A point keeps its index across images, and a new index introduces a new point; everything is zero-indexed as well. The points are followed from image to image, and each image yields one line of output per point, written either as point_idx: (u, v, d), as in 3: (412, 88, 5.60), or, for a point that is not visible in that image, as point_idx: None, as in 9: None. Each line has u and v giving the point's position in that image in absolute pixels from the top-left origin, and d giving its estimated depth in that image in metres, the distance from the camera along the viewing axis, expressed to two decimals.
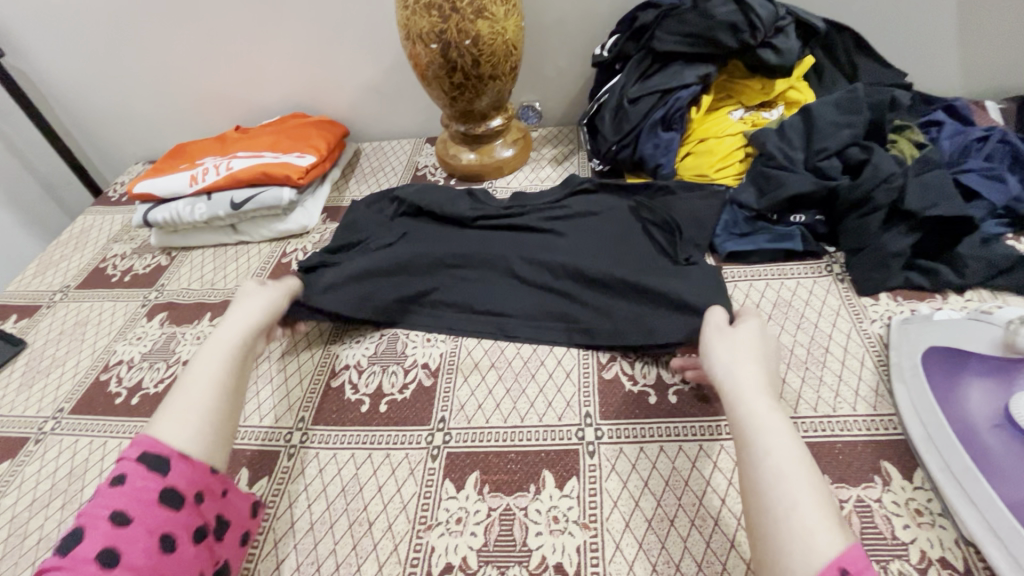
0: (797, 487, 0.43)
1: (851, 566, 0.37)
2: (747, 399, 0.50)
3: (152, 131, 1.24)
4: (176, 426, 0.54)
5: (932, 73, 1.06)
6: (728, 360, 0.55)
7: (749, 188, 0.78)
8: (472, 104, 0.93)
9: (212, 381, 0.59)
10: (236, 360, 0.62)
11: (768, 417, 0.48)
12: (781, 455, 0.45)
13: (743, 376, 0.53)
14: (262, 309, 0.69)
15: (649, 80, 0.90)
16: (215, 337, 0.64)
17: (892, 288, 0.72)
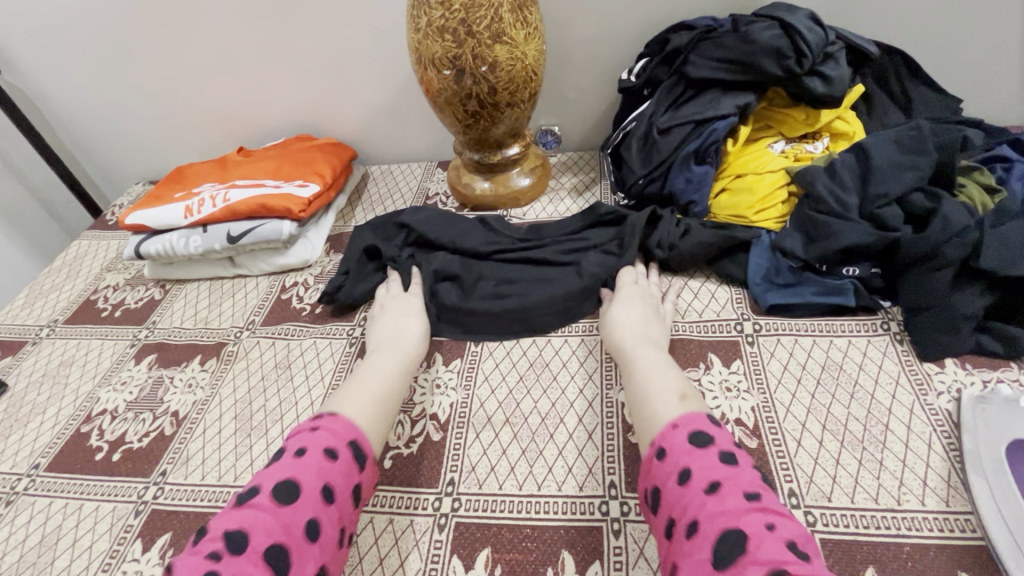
0: (658, 386, 0.56)
1: (681, 421, 0.50)
2: (629, 344, 0.64)
3: (153, 150, 1.19)
4: (357, 408, 0.58)
5: (991, 99, 0.97)
6: (618, 314, 0.69)
7: (794, 234, 0.70)
8: (488, 132, 0.86)
9: (377, 394, 0.61)
10: (401, 382, 0.65)
11: (642, 349, 0.63)
12: (642, 369, 0.60)
13: (628, 327, 0.66)
14: (420, 347, 0.71)
15: (681, 109, 0.83)
16: (381, 353, 0.68)
17: (960, 355, 0.63)
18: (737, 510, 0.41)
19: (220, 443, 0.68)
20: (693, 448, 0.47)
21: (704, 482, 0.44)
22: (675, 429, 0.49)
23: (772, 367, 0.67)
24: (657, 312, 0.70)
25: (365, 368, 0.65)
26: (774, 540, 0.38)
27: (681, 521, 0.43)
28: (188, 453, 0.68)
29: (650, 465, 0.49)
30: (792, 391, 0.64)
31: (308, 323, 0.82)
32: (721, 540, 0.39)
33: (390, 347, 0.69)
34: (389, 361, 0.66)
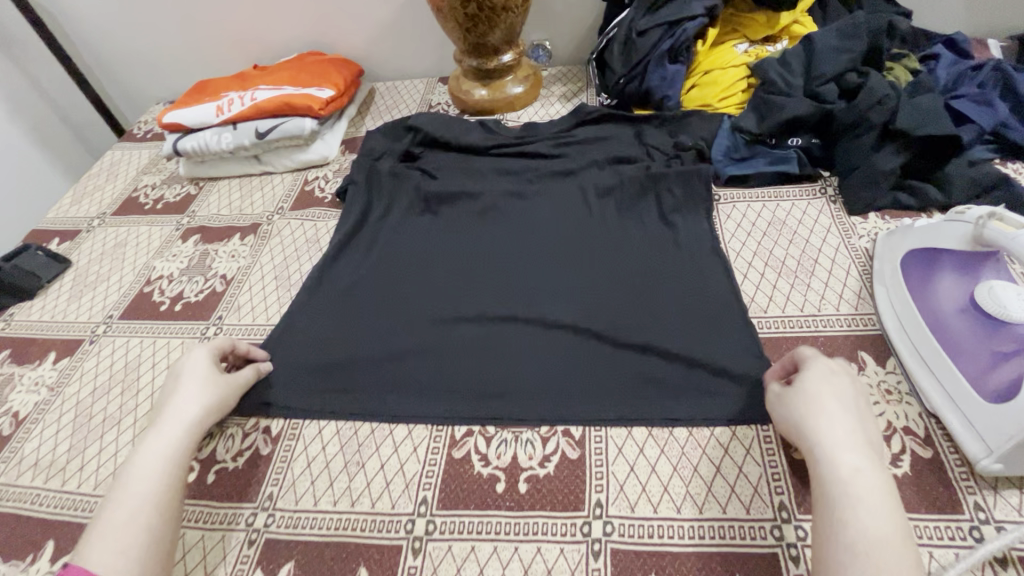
0: (903, 574, 0.40)
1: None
2: (857, 471, 0.46)
3: (172, 70, 1.27)
4: (111, 552, 0.47)
5: (937, 13, 1.08)
6: (832, 413, 0.50)
7: (749, 114, 0.82)
8: (485, 37, 0.97)
9: (138, 509, 0.50)
10: (177, 475, 0.54)
11: (856, 480, 0.45)
12: (855, 501, 0.44)
13: (839, 433, 0.48)
14: (202, 402, 0.59)
15: (657, 12, 0.93)
16: (156, 433, 0.56)
17: (880, 208, 0.76)
18: None
19: (265, 296, 0.81)
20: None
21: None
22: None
23: (726, 225, 0.80)
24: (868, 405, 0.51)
25: (133, 465, 0.53)
26: None
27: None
28: (239, 302, 0.81)
29: None
30: (742, 240, 0.78)
31: (330, 209, 0.93)
32: None
33: (155, 423, 0.57)
34: (154, 452, 0.54)
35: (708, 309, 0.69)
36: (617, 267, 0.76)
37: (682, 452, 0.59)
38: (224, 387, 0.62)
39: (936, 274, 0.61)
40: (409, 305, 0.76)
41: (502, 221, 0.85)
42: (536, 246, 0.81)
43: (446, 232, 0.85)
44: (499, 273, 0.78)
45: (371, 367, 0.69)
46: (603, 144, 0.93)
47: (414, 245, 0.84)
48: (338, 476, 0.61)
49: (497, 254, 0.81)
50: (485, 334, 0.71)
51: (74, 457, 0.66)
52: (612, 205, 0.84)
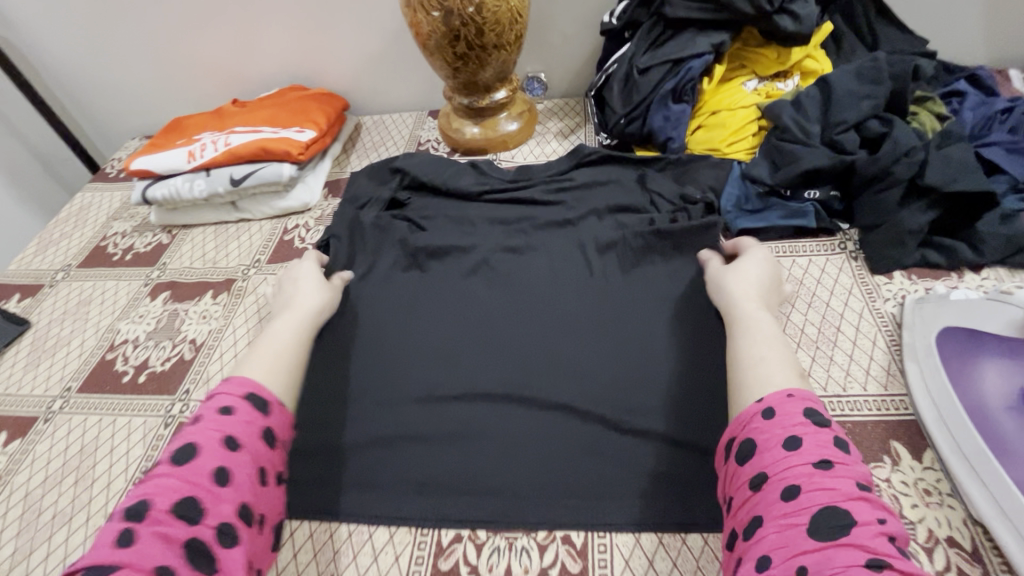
0: (771, 352, 0.55)
1: (797, 394, 0.49)
2: (749, 303, 0.62)
3: (148, 104, 1.21)
4: (266, 370, 0.60)
5: (955, 42, 1.01)
6: (751, 289, 0.64)
7: (762, 162, 0.76)
8: (476, 75, 0.90)
9: (279, 350, 0.64)
10: (304, 338, 0.68)
11: (761, 318, 0.60)
12: (754, 334, 0.58)
13: (749, 298, 0.63)
14: (317, 301, 0.73)
15: (659, 49, 0.87)
16: (292, 315, 0.71)
17: (907, 266, 0.70)
18: (846, 492, 0.42)
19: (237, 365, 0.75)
20: (811, 423, 0.46)
21: (789, 433, 0.46)
22: (788, 398, 0.49)
23: None
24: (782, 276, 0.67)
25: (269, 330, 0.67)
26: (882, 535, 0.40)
27: (755, 491, 0.45)
28: (209, 373, 0.74)
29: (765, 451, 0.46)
30: None
31: None
32: (826, 512, 0.41)
33: (290, 310, 0.71)
34: (291, 324, 0.68)
35: (718, 387, 0.63)
36: (619, 333, 0.70)
37: (697, 565, 0.53)
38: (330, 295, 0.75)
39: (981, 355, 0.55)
40: (394, 376, 0.70)
41: (495, 279, 0.79)
42: (532, 309, 0.74)
43: (434, 290, 0.78)
44: (491, 337, 0.72)
45: (352, 453, 0.64)
46: (603, 189, 0.87)
47: (400, 305, 0.77)
48: None
49: (489, 317, 0.74)
50: (476, 417, 0.65)
51: (19, 563, 0.59)
52: (614, 260, 0.77)
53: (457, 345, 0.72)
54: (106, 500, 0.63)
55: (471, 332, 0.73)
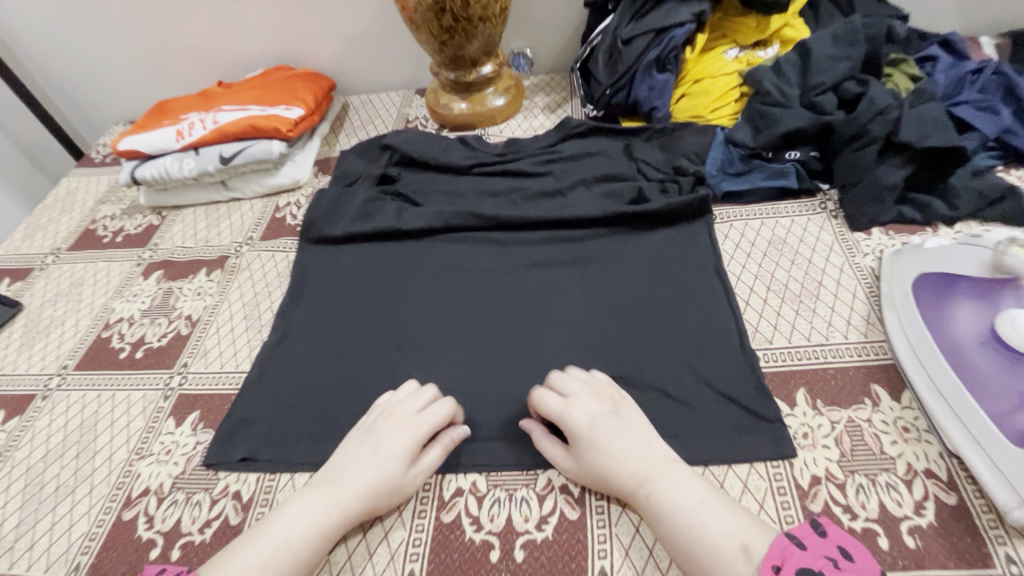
0: (706, 506, 0.49)
1: (780, 560, 0.44)
2: (655, 455, 0.54)
3: (131, 89, 1.20)
4: (234, 569, 0.48)
5: (929, 11, 1.04)
6: (619, 436, 0.55)
7: (744, 126, 0.79)
8: (462, 49, 0.91)
9: (265, 561, 0.49)
10: (322, 535, 0.52)
11: (658, 457, 0.54)
12: (687, 512, 0.49)
13: (634, 455, 0.54)
14: (392, 463, 0.56)
15: (643, 19, 0.88)
16: (350, 444, 0.59)
17: (884, 223, 0.73)
18: None
19: (234, 339, 0.76)
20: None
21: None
22: (779, 572, 0.43)
23: (725, 246, 0.76)
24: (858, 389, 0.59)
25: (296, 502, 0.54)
26: None
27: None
28: (206, 347, 0.75)
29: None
30: (742, 262, 0.74)
31: None
32: None
33: (324, 487, 0.55)
34: (327, 492, 0.54)
35: (707, 339, 0.66)
36: (610, 295, 0.72)
37: None
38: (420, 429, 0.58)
39: (956, 299, 0.57)
40: (391, 343, 0.71)
41: (486, 249, 0.80)
42: (525, 277, 0.76)
43: (428, 262, 0.80)
44: (486, 303, 0.74)
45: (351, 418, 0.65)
46: (591, 160, 0.89)
47: (394, 277, 0.79)
48: None
49: (482, 287, 0.76)
50: (472, 378, 0.67)
51: (25, 533, 0.60)
52: (602, 227, 0.79)
53: (452, 313, 0.73)
54: (108, 471, 0.64)
55: (465, 299, 0.75)
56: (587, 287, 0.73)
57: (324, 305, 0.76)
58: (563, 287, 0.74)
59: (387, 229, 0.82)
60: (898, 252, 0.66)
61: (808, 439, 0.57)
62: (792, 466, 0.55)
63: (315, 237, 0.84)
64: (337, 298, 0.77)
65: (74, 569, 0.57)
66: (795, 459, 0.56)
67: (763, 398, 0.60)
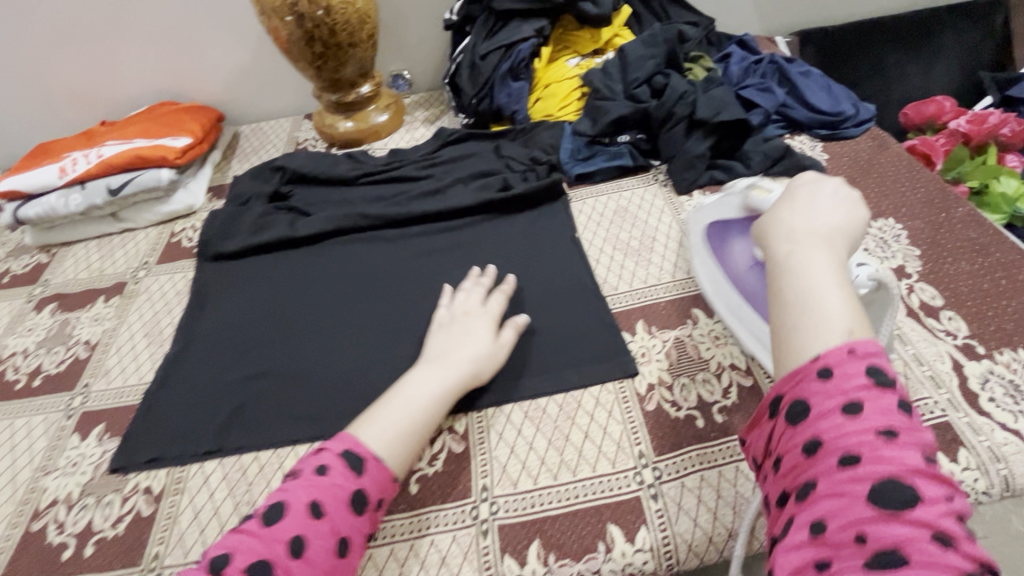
0: (821, 283, 0.43)
1: (862, 350, 0.39)
2: (801, 231, 0.46)
3: (7, 137, 1.19)
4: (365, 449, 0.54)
5: (734, 16, 1.26)
6: (797, 200, 0.49)
7: (585, 119, 0.94)
8: (338, 72, 1.01)
9: (402, 431, 0.57)
10: (431, 405, 0.60)
11: (801, 253, 0.45)
12: (818, 282, 0.43)
13: (808, 219, 0.47)
14: (489, 350, 0.66)
15: (495, 36, 1.02)
16: (438, 338, 0.67)
17: (702, 185, 0.89)
18: (913, 465, 0.35)
19: (136, 354, 0.78)
20: (873, 384, 0.38)
21: (848, 398, 0.38)
22: (846, 360, 0.39)
23: (581, 218, 0.89)
24: (856, 220, 0.48)
25: (402, 386, 0.61)
26: (953, 512, 0.34)
27: (805, 437, 0.39)
28: (107, 365, 0.77)
29: (805, 380, 0.40)
30: (594, 230, 0.87)
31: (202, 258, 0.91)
32: (884, 487, 0.35)
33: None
34: (422, 377, 0.61)
35: (566, 291, 0.78)
36: (484, 268, 0.82)
37: (555, 425, 0.64)
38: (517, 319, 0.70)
39: (728, 236, 0.71)
40: (289, 334, 0.77)
41: (376, 245, 0.88)
42: (411, 261, 0.85)
43: (321, 262, 0.86)
44: (375, 289, 0.82)
45: (255, 404, 0.70)
46: (466, 161, 1.01)
47: (290, 279, 0.85)
48: (229, 520, 0.60)
49: (372, 275, 0.83)
50: (364, 352, 0.74)
51: None
52: (478, 213, 0.90)
53: (345, 302, 0.80)
54: (13, 490, 0.65)
55: (356, 289, 0.82)
56: (464, 263, 0.83)
57: (224, 311, 0.81)
58: (444, 267, 0.83)
59: (281, 237, 0.89)
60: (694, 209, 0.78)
61: (645, 356, 0.70)
62: (634, 380, 0.67)
63: (210, 253, 0.89)
64: (238, 303, 0.82)
65: None
66: (637, 373, 0.68)
67: (612, 331, 0.72)
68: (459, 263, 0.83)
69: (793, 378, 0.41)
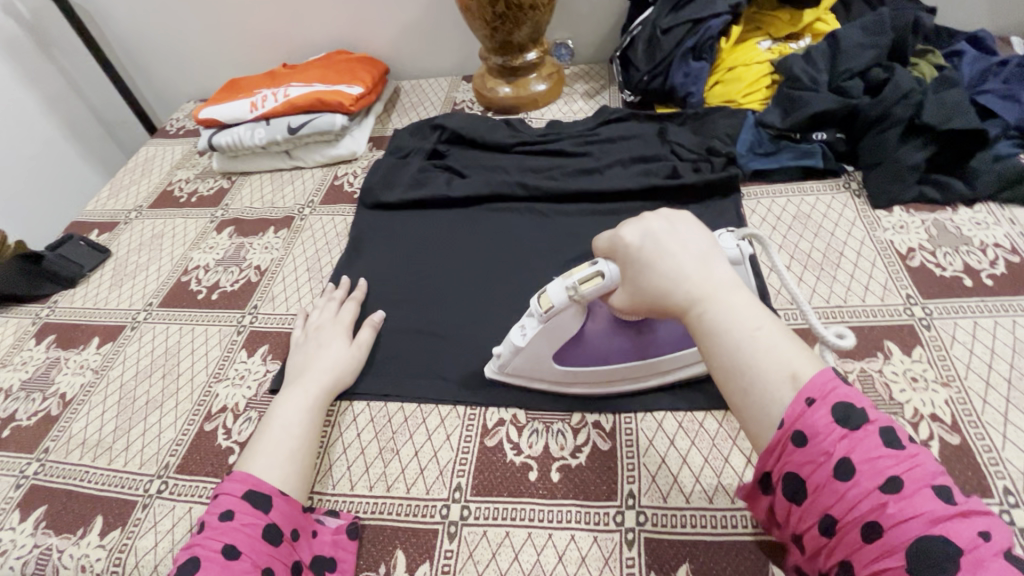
0: (740, 323, 0.46)
1: (818, 394, 0.41)
2: (684, 294, 0.49)
3: (202, 70, 1.31)
4: (267, 464, 0.56)
5: (961, 9, 1.08)
6: (664, 250, 0.51)
7: (774, 109, 0.85)
8: (511, 36, 0.99)
9: (292, 446, 0.59)
10: (314, 414, 0.62)
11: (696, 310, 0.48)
12: (743, 335, 0.45)
13: (673, 270, 0.50)
14: (340, 357, 0.68)
15: (681, 11, 0.94)
16: (303, 352, 0.69)
17: (906, 202, 0.77)
18: (931, 514, 0.36)
19: (298, 287, 0.83)
20: (847, 432, 0.39)
21: (835, 459, 0.39)
22: (809, 410, 0.41)
23: (753, 219, 0.81)
24: (710, 244, 0.52)
25: (276, 412, 0.62)
26: (986, 550, 0.35)
27: (818, 514, 0.39)
28: (273, 293, 0.83)
29: (785, 450, 0.41)
30: (768, 234, 0.79)
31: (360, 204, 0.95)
32: (915, 545, 0.36)
33: (298, 381, 0.65)
34: (296, 393, 0.63)
35: None
36: None
37: (713, 445, 0.58)
38: (322, 330, 0.72)
39: (581, 339, 0.61)
40: (439, 293, 0.78)
41: (528, 217, 0.87)
42: (564, 240, 0.82)
43: (474, 226, 0.86)
44: (523, 260, 0.80)
45: (402, 355, 0.71)
46: (627, 142, 0.95)
47: (442, 239, 0.85)
48: (374, 462, 0.62)
49: (523, 248, 0.82)
50: (510, 323, 0.73)
51: (121, 436, 0.68)
52: (638, 198, 0.85)
53: (494, 269, 0.80)
54: (190, 391, 0.72)
55: (507, 259, 0.81)
56: None
57: (379, 258, 0.84)
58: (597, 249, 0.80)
59: (438, 196, 0.90)
60: (497, 364, 0.65)
61: None
62: None
63: (371, 201, 0.92)
64: (392, 253, 0.85)
65: (163, 468, 0.64)
66: None
67: None
68: None
69: (776, 454, 0.42)
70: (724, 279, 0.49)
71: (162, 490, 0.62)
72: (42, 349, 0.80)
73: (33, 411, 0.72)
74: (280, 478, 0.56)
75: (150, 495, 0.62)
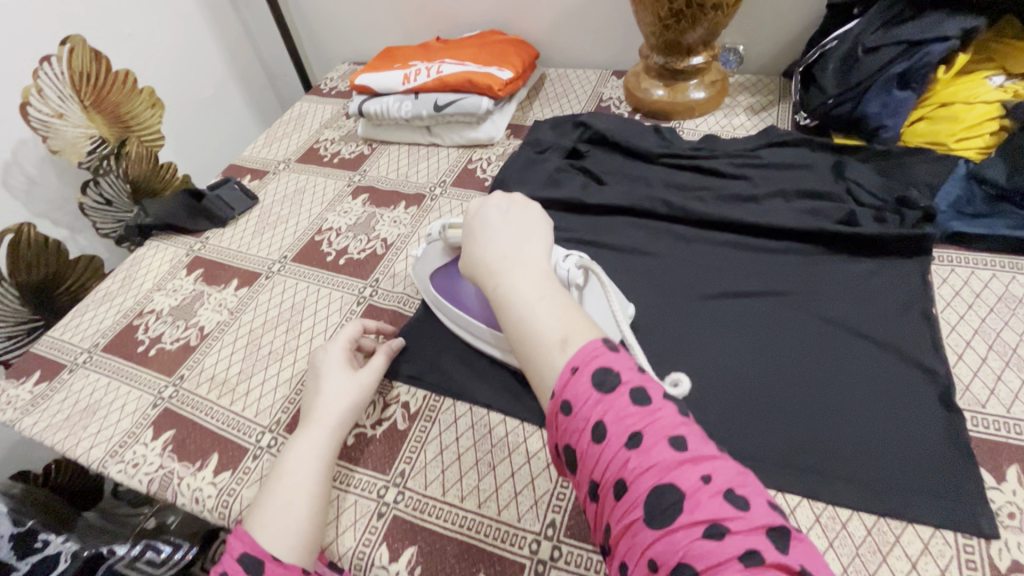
0: (527, 282, 0.48)
1: (581, 362, 0.41)
2: (490, 258, 0.51)
3: (361, 34, 1.36)
4: (267, 527, 0.53)
5: None
6: (486, 227, 0.55)
7: (998, 164, 0.70)
8: (683, 35, 0.90)
9: (296, 503, 0.55)
10: (322, 465, 0.58)
11: (494, 268, 0.50)
12: (522, 301, 0.47)
13: (490, 243, 0.53)
14: (347, 395, 0.63)
15: (896, 29, 0.80)
16: (310, 384, 0.65)
17: None
18: (664, 463, 0.36)
19: None
20: (603, 395, 0.39)
21: (592, 423, 0.39)
22: (574, 374, 0.41)
23: (942, 291, 0.68)
24: (533, 222, 0.55)
25: (285, 461, 0.59)
26: (709, 493, 0.35)
27: (587, 480, 0.39)
28: (395, 269, 0.84)
29: (556, 420, 0.41)
30: (960, 313, 0.66)
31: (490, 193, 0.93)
32: (653, 496, 0.35)
33: (307, 424, 0.61)
34: (302, 441, 0.60)
35: (905, 384, 0.60)
36: (794, 307, 0.69)
37: (857, 553, 0.51)
38: (322, 361, 0.67)
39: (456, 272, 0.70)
40: None
41: (667, 240, 0.80)
42: (702, 272, 0.75)
43: (606, 239, 0.81)
44: (656, 286, 0.74)
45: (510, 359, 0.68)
46: (793, 172, 0.83)
47: (570, 245, 0.81)
48: (468, 472, 0.60)
49: (657, 273, 0.76)
50: None
51: (243, 381, 0.72)
52: (799, 241, 0.75)
53: (623, 292, 0.74)
54: (308, 351, 0.74)
55: (636, 281, 0.75)
56: (768, 296, 0.70)
57: None
58: (742, 291, 0.71)
59: (572, 199, 0.85)
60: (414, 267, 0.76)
61: (1014, 519, 0.51)
62: (988, 544, 0.50)
63: (502, 193, 0.90)
64: None
65: (275, 423, 0.67)
66: (994, 533, 0.50)
67: (962, 464, 0.54)
68: (763, 291, 0.71)
69: (554, 425, 0.42)
70: (535, 250, 0.52)
71: (272, 445, 0.65)
72: (191, 280, 0.87)
73: (176, 337, 0.79)
74: (278, 541, 0.52)
75: (260, 447, 0.65)
